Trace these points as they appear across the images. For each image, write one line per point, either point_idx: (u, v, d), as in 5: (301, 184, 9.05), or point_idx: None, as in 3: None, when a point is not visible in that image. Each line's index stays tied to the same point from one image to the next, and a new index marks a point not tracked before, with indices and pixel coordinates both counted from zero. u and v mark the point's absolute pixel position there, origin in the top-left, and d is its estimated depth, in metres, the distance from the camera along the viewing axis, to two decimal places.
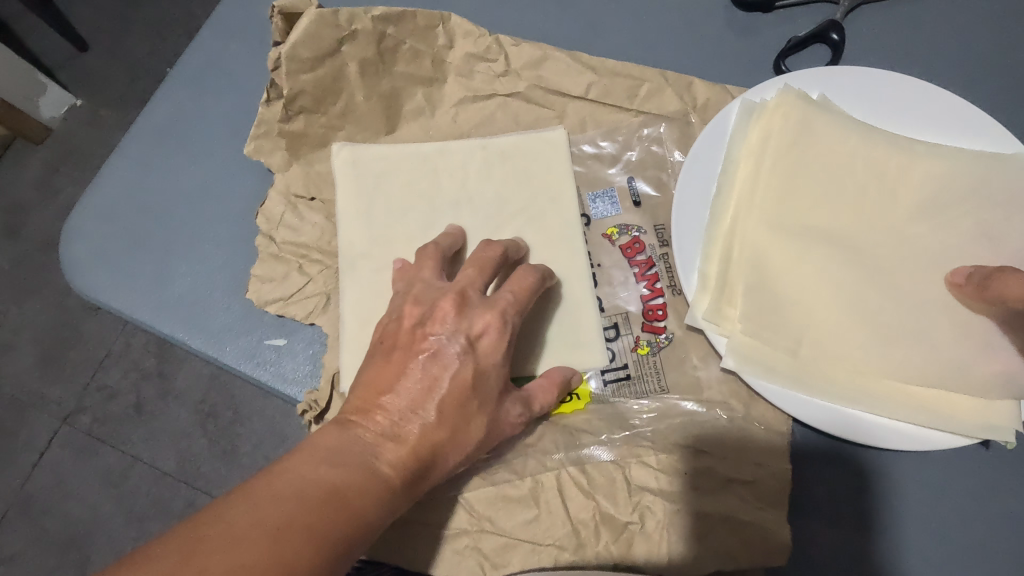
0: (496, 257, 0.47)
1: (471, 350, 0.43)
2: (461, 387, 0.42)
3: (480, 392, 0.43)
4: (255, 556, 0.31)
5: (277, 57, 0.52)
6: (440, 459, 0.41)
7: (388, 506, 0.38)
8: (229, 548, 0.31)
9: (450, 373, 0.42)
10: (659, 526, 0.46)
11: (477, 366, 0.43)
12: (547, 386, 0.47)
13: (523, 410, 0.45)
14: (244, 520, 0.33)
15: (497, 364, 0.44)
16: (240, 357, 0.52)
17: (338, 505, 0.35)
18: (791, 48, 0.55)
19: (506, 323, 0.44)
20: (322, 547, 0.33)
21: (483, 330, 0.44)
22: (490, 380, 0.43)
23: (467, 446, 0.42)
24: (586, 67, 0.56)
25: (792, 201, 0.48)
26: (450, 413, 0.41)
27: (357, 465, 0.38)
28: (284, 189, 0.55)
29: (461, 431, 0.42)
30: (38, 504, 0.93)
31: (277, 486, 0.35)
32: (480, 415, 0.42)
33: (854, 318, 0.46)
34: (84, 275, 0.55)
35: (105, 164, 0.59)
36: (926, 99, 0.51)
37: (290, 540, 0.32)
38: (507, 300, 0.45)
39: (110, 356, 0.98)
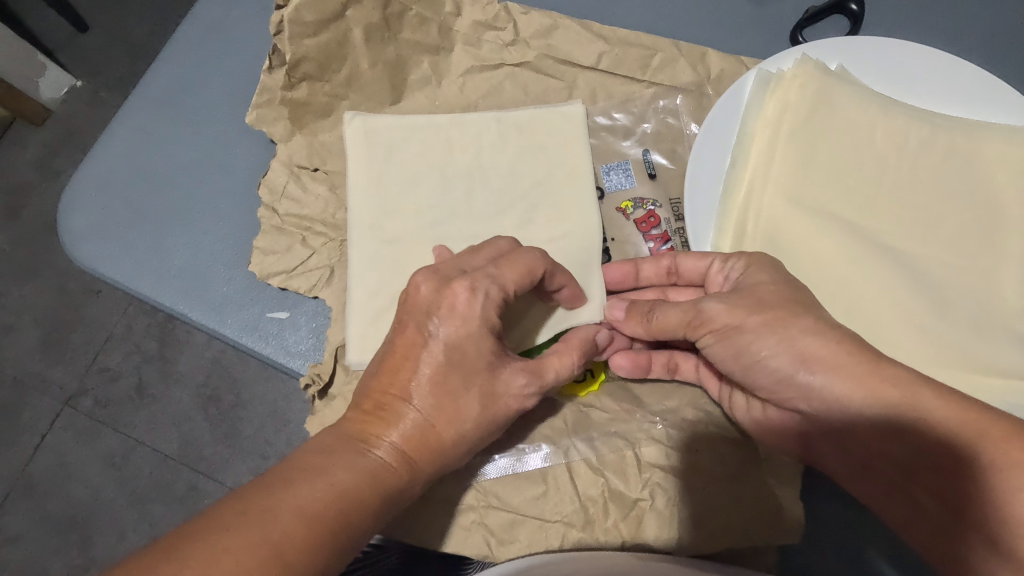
0: (506, 245, 0.43)
1: (447, 321, 0.39)
2: (438, 359, 0.39)
3: (463, 366, 0.39)
4: (241, 540, 0.31)
5: (279, 20, 0.50)
6: (434, 436, 0.39)
7: (383, 487, 0.36)
8: (211, 536, 0.30)
9: (423, 345, 0.39)
10: (670, 503, 0.46)
11: (451, 338, 0.39)
12: (571, 345, 0.42)
13: (530, 380, 0.40)
14: (230, 508, 0.32)
15: (474, 336, 0.39)
16: (241, 329, 0.51)
17: (326, 485, 0.34)
18: (808, 19, 0.53)
19: (479, 286, 0.39)
20: (312, 526, 0.32)
21: (452, 300, 0.39)
22: (471, 353, 0.39)
23: (461, 421, 0.39)
24: (597, 36, 0.54)
25: (809, 175, 0.47)
26: (436, 388, 0.38)
27: (345, 450, 0.37)
28: (287, 159, 0.54)
29: (449, 406, 0.39)
30: (39, 486, 0.92)
31: (265, 478, 0.34)
32: (469, 387, 0.39)
33: (877, 291, 0.44)
34: (81, 245, 0.54)
35: (104, 133, 0.58)
36: (950, 70, 0.49)
37: (277, 520, 0.32)
38: (489, 273, 0.40)
39: (111, 339, 0.97)
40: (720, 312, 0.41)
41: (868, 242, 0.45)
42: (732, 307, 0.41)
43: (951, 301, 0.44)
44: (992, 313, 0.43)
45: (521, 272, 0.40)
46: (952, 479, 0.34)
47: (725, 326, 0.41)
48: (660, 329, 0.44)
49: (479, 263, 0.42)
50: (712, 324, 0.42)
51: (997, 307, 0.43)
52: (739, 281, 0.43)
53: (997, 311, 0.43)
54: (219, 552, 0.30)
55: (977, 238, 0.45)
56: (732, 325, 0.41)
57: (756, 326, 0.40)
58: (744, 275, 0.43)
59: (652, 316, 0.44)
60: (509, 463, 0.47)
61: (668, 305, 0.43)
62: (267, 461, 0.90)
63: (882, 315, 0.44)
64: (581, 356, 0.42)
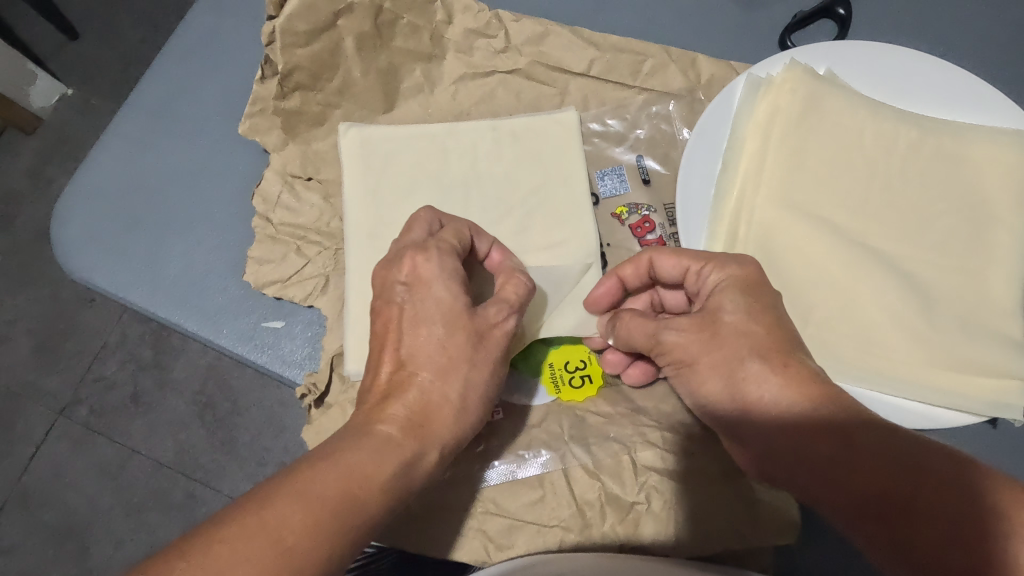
0: (425, 212, 0.44)
1: (410, 285, 0.40)
2: (416, 316, 0.40)
3: (439, 315, 0.39)
4: (239, 529, 0.30)
5: (271, 31, 0.50)
6: (437, 394, 0.38)
7: (391, 459, 0.35)
8: (211, 527, 0.30)
9: (401, 312, 0.40)
10: (666, 505, 0.46)
11: (422, 299, 0.40)
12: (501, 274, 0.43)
13: (505, 309, 0.41)
14: (231, 502, 0.31)
15: (438, 285, 0.40)
16: (238, 339, 0.52)
17: (328, 467, 0.33)
18: (797, 24, 0.54)
19: (430, 245, 0.41)
20: (315, 506, 0.31)
21: (412, 265, 0.41)
22: (437, 303, 0.39)
23: (458, 367, 0.39)
24: (588, 43, 0.55)
25: (798, 177, 0.47)
26: (426, 344, 0.39)
27: (349, 434, 0.36)
28: (281, 168, 0.54)
29: (443, 357, 0.39)
30: (35, 496, 0.92)
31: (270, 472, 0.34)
32: (455, 331, 0.39)
33: (866, 294, 0.45)
34: (76, 258, 0.54)
35: (96, 143, 0.57)
36: (936, 73, 0.49)
37: (276, 504, 0.31)
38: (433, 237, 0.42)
39: (106, 347, 0.97)
40: (683, 345, 0.40)
41: (856, 244, 0.46)
42: (687, 341, 0.40)
43: (938, 302, 0.45)
44: (980, 318, 0.44)
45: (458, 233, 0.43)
46: (901, 527, 0.31)
47: (680, 361, 0.41)
48: (626, 344, 0.44)
49: (421, 235, 0.43)
50: (667, 355, 0.41)
51: (985, 311, 0.44)
52: (706, 299, 0.41)
53: (985, 314, 0.44)
54: (218, 542, 0.29)
55: (965, 238, 0.45)
56: (685, 361, 0.40)
57: (705, 367, 0.39)
58: (712, 294, 0.40)
59: (617, 333, 0.44)
60: (508, 469, 0.47)
61: (632, 323, 0.43)
62: (264, 468, 0.90)
63: (871, 319, 0.45)
64: (523, 276, 0.42)
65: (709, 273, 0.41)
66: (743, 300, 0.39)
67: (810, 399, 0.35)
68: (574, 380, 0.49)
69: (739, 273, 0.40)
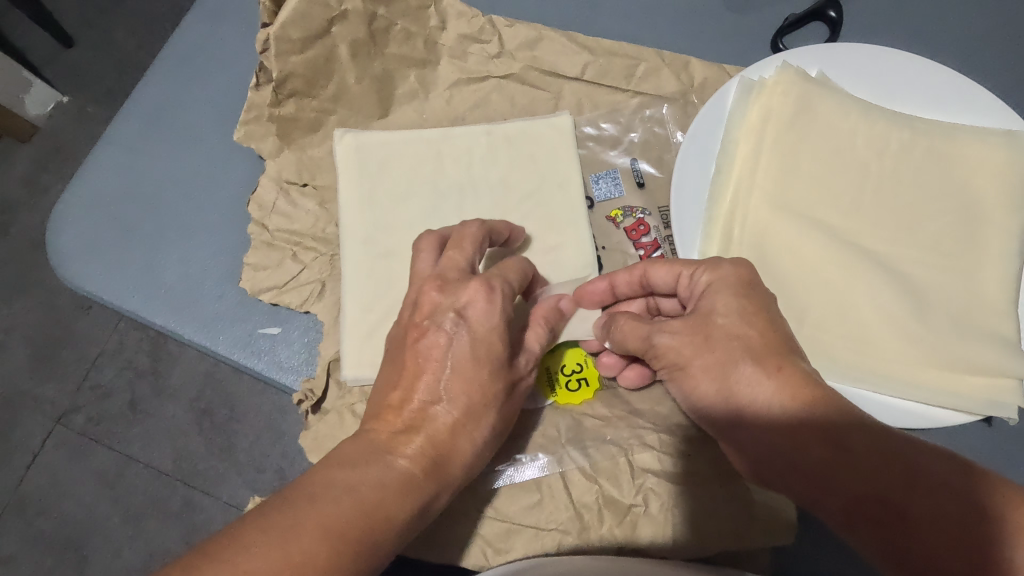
0: (476, 230, 0.43)
1: (464, 321, 0.39)
2: (463, 360, 0.39)
3: (485, 362, 0.39)
4: (264, 563, 0.30)
5: (265, 39, 0.50)
6: (463, 440, 0.39)
7: (410, 497, 0.36)
8: (235, 556, 0.30)
9: (447, 346, 0.39)
10: (663, 507, 0.46)
11: (473, 338, 0.39)
12: (536, 316, 0.44)
13: (529, 358, 0.42)
14: (251, 525, 0.31)
15: (497, 330, 0.39)
16: (235, 346, 0.52)
17: (352, 501, 0.33)
18: (789, 26, 0.54)
19: (495, 287, 0.40)
20: (337, 544, 0.32)
21: (470, 300, 0.39)
22: (492, 348, 0.39)
23: (487, 420, 0.39)
24: (581, 47, 0.55)
25: (792, 179, 0.48)
26: (465, 385, 0.39)
27: (370, 462, 0.36)
28: (277, 174, 0.54)
29: (478, 405, 0.39)
30: (33, 505, 0.92)
31: (287, 495, 0.33)
32: (494, 384, 0.39)
33: (862, 295, 0.45)
34: (72, 267, 0.54)
35: (92, 151, 0.57)
36: (927, 74, 0.50)
37: (300, 538, 0.31)
38: (498, 273, 0.41)
39: (103, 354, 0.97)
40: (674, 347, 0.40)
41: (850, 246, 0.46)
42: (680, 344, 0.40)
43: (931, 303, 0.45)
44: (975, 318, 0.44)
45: (520, 271, 0.43)
46: (899, 533, 0.31)
47: (673, 364, 0.41)
48: (620, 348, 0.44)
49: (473, 261, 0.42)
50: (661, 358, 0.41)
51: (978, 311, 0.44)
52: (698, 299, 0.41)
53: (977, 313, 0.44)
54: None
55: (958, 238, 0.46)
56: (678, 365, 0.41)
57: (698, 370, 0.40)
58: (704, 295, 0.40)
59: (611, 338, 0.44)
60: (506, 473, 0.47)
61: (625, 327, 0.43)
62: (262, 475, 0.89)
63: (866, 321, 0.45)
64: (547, 329, 0.44)
65: (702, 278, 0.41)
66: (737, 304, 0.39)
67: (804, 404, 0.35)
68: (570, 383, 0.49)
69: (731, 276, 0.40)
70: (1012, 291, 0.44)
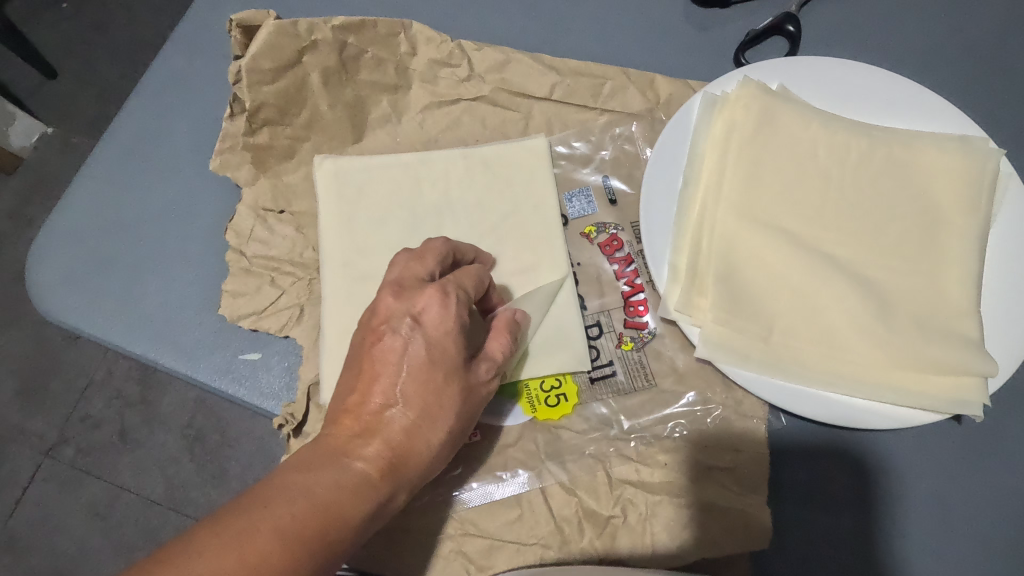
0: (441, 244, 0.44)
1: (419, 325, 0.39)
2: (417, 362, 0.39)
3: (441, 364, 0.39)
4: (215, 565, 0.30)
5: (237, 71, 0.52)
6: (421, 440, 0.38)
7: (365, 499, 0.36)
8: (188, 560, 0.30)
9: (402, 350, 0.39)
10: (642, 518, 0.47)
11: (428, 341, 0.39)
12: (497, 328, 0.43)
13: (491, 364, 0.42)
14: (207, 529, 0.32)
15: (451, 333, 0.40)
16: (215, 373, 0.52)
17: (305, 502, 0.34)
18: (749, 42, 0.56)
19: (449, 293, 0.40)
20: (291, 545, 0.32)
21: (424, 305, 0.40)
22: (447, 350, 0.39)
23: (443, 420, 0.39)
24: (549, 68, 0.56)
25: (757, 189, 0.49)
26: (421, 387, 0.38)
27: (325, 465, 0.36)
28: (253, 202, 0.55)
29: (433, 405, 0.39)
30: (22, 541, 0.91)
31: (243, 498, 0.34)
32: (450, 386, 0.39)
33: (826, 295, 0.46)
34: (52, 300, 0.54)
35: (71, 184, 0.58)
36: (882, 85, 0.51)
37: (252, 542, 0.31)
38: (451, 278, 0.41)
39: (92, 384, 0.96)
40: None
41: (814, 252, 0.47)
42: None
43: (895, 305, 0.46)
44: (939, 318, 0.45)
45: (476, 278, 0.42)
46: None
47: None
48: None
49: (434, 272, 0.43)
50: None
51: (945, 313, 0.45)
52: None
53: (941, 314, 0.45)
54: None
55: (918, 240, 0.47)
56: None
57: None
58: None
59: None
60: (487, 489, 0.48)
61: None
62: None
63: (833, 324, 0.46)
64: (510, 339, 0.43)
65: None
66: None
67: None
68: (549, 399, 0.49)
69: None
70: (974, 291, 0.45)
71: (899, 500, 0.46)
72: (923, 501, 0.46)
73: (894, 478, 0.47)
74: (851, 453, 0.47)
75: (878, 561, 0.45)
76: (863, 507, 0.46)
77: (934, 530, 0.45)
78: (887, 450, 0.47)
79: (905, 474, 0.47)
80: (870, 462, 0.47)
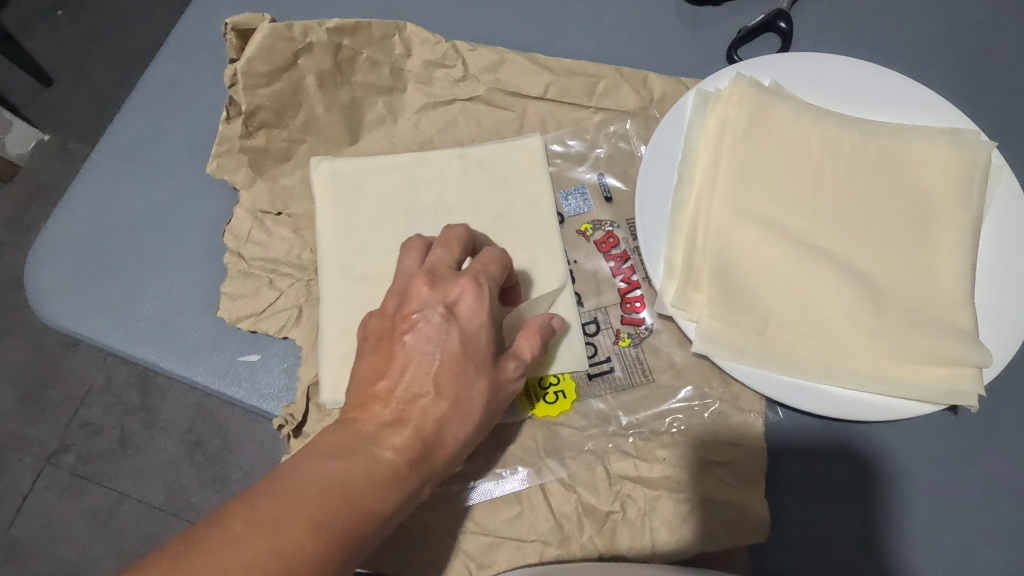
0: (464, 234, 0.44)
1: (451, 316, 0.40)
2: (450, 353, 0.39)
3: (471, 356, 0.40)
4: (249, 553, 0.31)
5: (233, 74, 0.52)
6: (449, 431, 0.39)
7: (395, 489, 0.36)
8: (221, 549, 0.31)
9: (433, 340, 0.39)
10: (641, 513, 0.47)
11: (460, 332, 0.40)
12: (528, 330, 0.44)
13: (518, 360, 0.42)
14: (239, 515, 0.32)
15: (483, 325, 0.40)
16: (214, 375, 0.52)
17: (337, 492, 0.34)
18: (741, 39, 0.56)
19: (482, 285, 0.41)
20: (322, 533, 0.32)
21: (459, 296, 0.40)
22: (478, 342, 0.40)
23: (472, 413, 0.39)
24: (543, 68, 0.57)
25: (751, 185, 0.49)
26: (451, 378, 0.39)
27: (355, 453, 0.36)
28: (251, 205, 0.55)
29: (463, 397, 0.39)
30: (24, 549, 0.91)
31: (271, 484, 0.34)
32: (479, 378, 0.40)
33: (830, 287, 0.46)
34: (51, 305, 0.55)
35: (69, 189, 0.58)
36: (874, 80, 0.52)
37: (283, 532, 0.32)
38: (481, 268, 0.42)
39: (92, 391, 0.96)
40: None
41: (810, 247, 0.48)
42: None
43: (891, 297, 0.46)
44: (936, 309, 0.46)
45: (504, 270, 0.43)
46: None
47: None
48: None
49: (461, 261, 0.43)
50: None
51: (939, 305, 0.46)
52: None
53: (938, 305, 0.46)
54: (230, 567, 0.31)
55: (916, 232, 0.47)
56: None
57: None
58: None
59: None
60: (487, 487, 0.48)
61: None
62: None
63: (829, 318, 0.46)
64: (540, 342, 0.44)
65: None
66: None
67: None
68: (547, 396, 0.50)
69: None
70: (968, 282, 0.46)
71: (898, 492, 0.47)
72: (923, 493, 0.46)
73: (892, 469, 0.47)
74: (848, 445, 0.48)
75: (876, 553, 0.46)
76: (863, 499, 0.47)
77: (933, 521, 0.46)
78: (885, 442, 0.48)
79: (905, 465, 0.47)
80: (869, 454, 0.47)
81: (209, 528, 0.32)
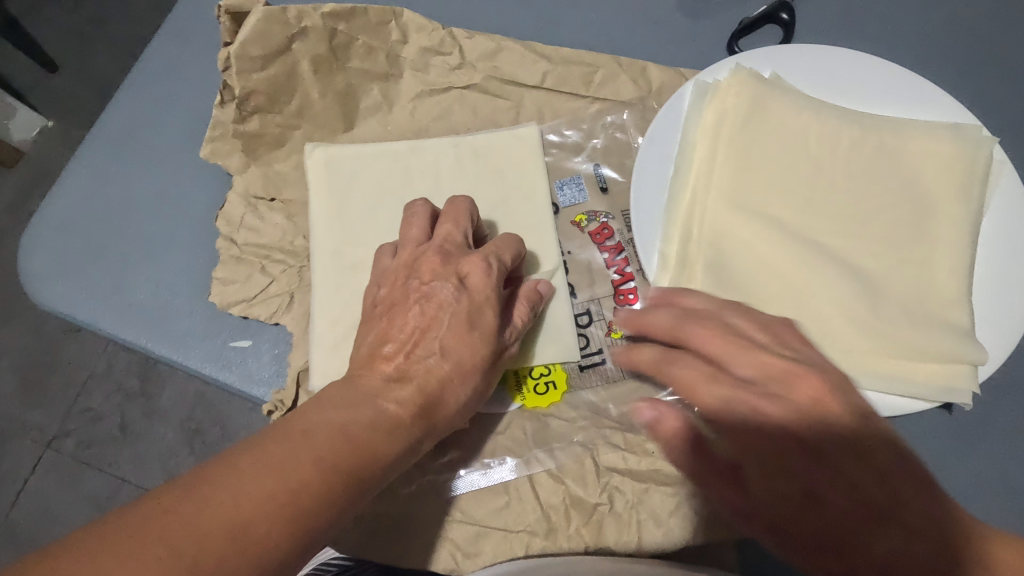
0: (472, 211, 0.46)
1: (462, 288, 0.42)
2: (459, 320, 0.41)
3: (479, 326, 0.41)
4: (262, 487, 0.30)
5: (226, 57, 0.51)
6: (450, 393, 0.40)
7: (398, 440, 0.36)
8: (233, 482, 0.30)
9: (442, 308, 0.41)
10: (629, 506, 0.47)
11: (469, 302, 0.41)
12: (520, 295, 0.45)
13: (517, 332, 0.44)
14: (250, 452, 0.31)
15: (490, 297, 0.42)
16: (206, 360, 0.52)
17: (344, 439, 0.34)
18: (743, 30, 0.55)
19: (493, 262, 0.43)
20: (332, 475, 0.32)
21: (471, 269, 0.42)
22: (486, 313, 0.42)
23: (473, 378, 0.41)
24: (540, 56, 0.56)
25: (748, 177, 0.49)
26: (458, 344, 0.40)
27: (361, 404, 0.36)
28: (244, 190, 0.55)
29: (467, 363, 0.40)
30: (23, 533, 0.91)
31: (278, 427, 0.33)
32: (484, 346, 0.41)
33: (828, 276, 0.46)
34: (46, 287, 0.55)
35: (65, 172, 0.58)
36: (876, 73, 0.51)
37: (296, 469, 0.31)
38: (494, 246, 0.44)
39: (92, 377, 0.97)
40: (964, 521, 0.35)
41: (807, 241, 0.47)
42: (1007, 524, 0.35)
43: (886, 292, 0.46)
44: (932, 304, 0.45)
45: (514, 250, 0.45)
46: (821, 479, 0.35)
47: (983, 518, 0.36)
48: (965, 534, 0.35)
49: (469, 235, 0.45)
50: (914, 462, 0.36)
51: (936, 301, 0.45)
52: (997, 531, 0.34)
53: (935, 300, 0.45)
54: (243, 498, 0.29)
55: (914, 225, 0.47)
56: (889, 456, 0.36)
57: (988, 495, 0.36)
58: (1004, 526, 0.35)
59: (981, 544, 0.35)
60: (476, 477, 0.48)
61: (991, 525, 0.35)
62: None
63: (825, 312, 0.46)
64: (530, 311, 0.45)
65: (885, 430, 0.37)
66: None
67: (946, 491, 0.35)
68: (538, 387, 0.49)
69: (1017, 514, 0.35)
70: (964, 278, 0.45)
71: None
72: None
73: None
74: None
75: None
76: None
77: None
78: None
79: None
80: None
81: (216, 462, 0.31)
